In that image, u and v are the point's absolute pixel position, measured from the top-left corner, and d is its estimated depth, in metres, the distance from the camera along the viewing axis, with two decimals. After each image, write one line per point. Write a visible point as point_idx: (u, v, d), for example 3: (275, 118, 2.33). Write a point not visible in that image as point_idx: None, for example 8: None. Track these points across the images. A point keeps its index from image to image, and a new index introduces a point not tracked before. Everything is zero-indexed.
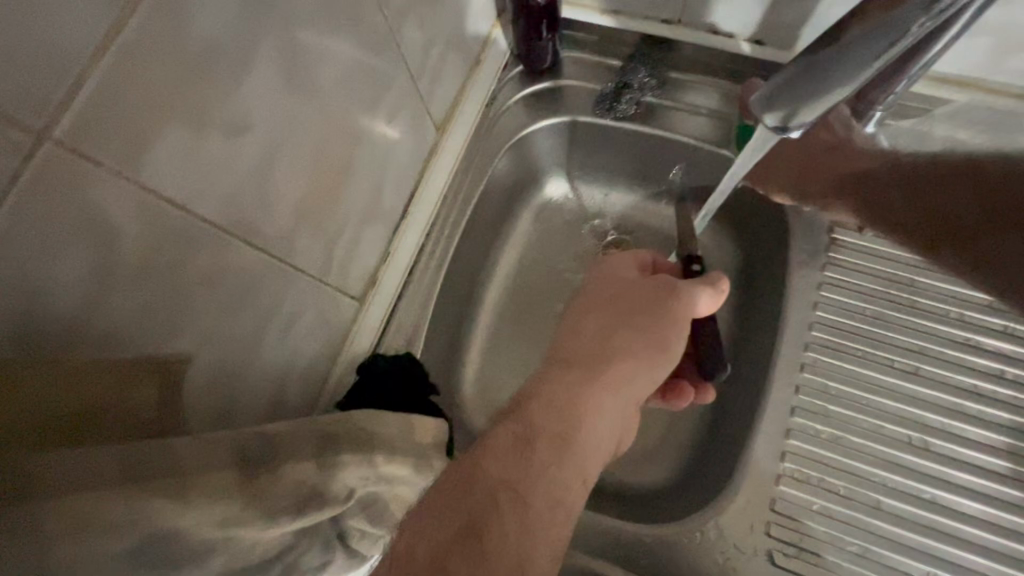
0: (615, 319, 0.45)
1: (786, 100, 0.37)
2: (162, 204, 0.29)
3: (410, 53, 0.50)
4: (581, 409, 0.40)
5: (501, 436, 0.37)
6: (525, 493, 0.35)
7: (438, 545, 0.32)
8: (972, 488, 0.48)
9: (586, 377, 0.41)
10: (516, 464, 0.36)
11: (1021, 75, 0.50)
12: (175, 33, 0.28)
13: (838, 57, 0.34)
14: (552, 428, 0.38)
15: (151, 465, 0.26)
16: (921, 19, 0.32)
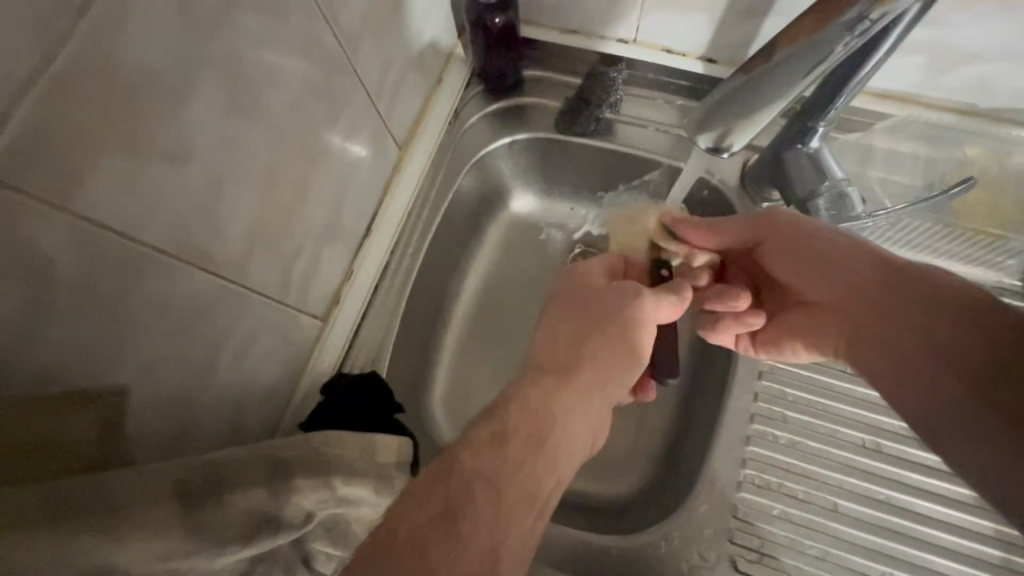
0: (586, 322, 0.46)
1: (719, 120, 0.40)
2: (99, 233, 0.29)
3: (365, 75, 0.50)
4: (551, 415, 0.39)
5: (480, 430, 0.37)
6: (500, 488, 0.34)
7: (415, 534, 0.31)
8: (925, 488, 0.50)
9: (556, 383, 0.42)
10: (496, 458, 0.35)
11: (955, 91, 0.53)
12: (108, 64, 0.28)
13: (768, 75, 0.36)
14: (530, 426, 0.38)
15: (85, 501, 0.26)
16: (846, 38, 0.32)
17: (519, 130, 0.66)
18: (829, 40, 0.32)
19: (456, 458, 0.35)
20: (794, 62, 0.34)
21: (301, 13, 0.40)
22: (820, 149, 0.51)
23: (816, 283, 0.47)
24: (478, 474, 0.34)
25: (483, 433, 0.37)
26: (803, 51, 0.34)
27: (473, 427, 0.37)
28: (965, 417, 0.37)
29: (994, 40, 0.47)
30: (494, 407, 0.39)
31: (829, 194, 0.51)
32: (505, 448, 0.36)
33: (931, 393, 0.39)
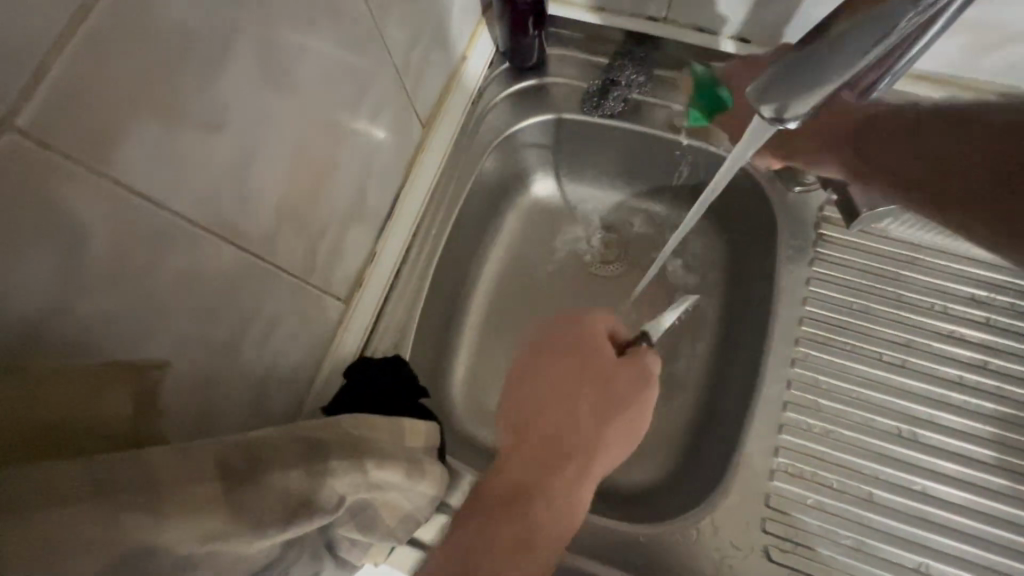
0: (599, 406, 0.45)
1: (776, 94, 0.35)
2: (134, 200, 0.28)
3: (391, 49, 0.48)
4: (575, 514, 0.41)
5: (492, 533, 0.39)
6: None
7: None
8: (960, 478, 0.49)
9: (581, 474, 0.43)
10: (515, 564, 0.38)
11: (997, 73, 0.52)
12: (144, 22, 0.26)
13: (823, 57, 0.33)
14: (553, 530, 0.40)
15: (120, 480, 0.24)
16: (909, 15, 0.30)
17: (543, 111, 0.65)
18: (893, 18, 0.30)
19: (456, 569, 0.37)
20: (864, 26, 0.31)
21: None
22: None
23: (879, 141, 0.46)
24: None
25: (485, 540, 0.38)
26: (864, 27, 0.31)
27: (480, 530, 0.39)
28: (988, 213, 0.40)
29: None
30: (498, 506, 0.40)
31: None
32: (529, 556, 0.38)
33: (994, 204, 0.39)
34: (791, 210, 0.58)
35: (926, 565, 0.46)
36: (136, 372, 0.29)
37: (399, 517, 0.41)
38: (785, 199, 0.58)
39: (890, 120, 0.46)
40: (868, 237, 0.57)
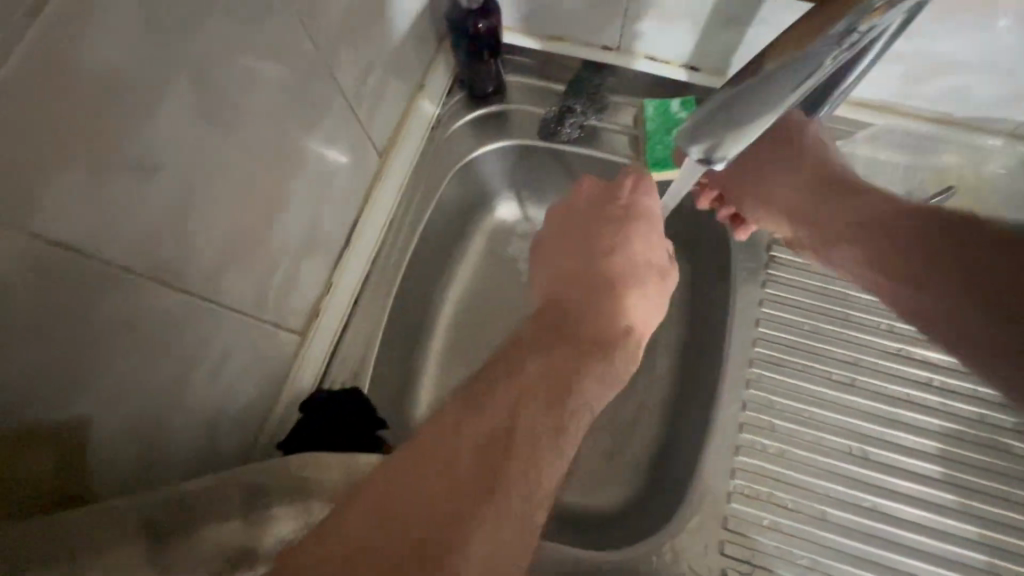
0: (661, 274, 0.44)
1: (711, 128, 0.35)
2: (58, 250, 0.27)
3: (343, 80, 0.48)
4: (635, 366, 0.38)
5: (583, 362, 0.35)
6: (593, 419, 0.34)
7: (529, 437, 0.29)
8: (910, 493, 0.50)
9: (640, 342, 0.40)
10: (601, 393, 0.35)
11: (933, 102, 0.54)
12: (62, 72, 0.25)
13: (750, 93, 0.33)
14: (627, 366, 0.37)
15: (35, 548, 0.24)
16: (833, 53, 0.31)
17: (502, 137, 0.65)
18: (819, 55, 0.31)
19: (551, 383, 0.33)
20: (785, 66, 0.32)
21: (280, 17, 0.38)
22: None
23: (854, 205, 0.48)
24: (581, 400, 0.33)
25: (576, 364, 0.34)
26: (791, 65, 0.32)
27: (570, 362, 0.34)
28: (983, 310, 0.41)
29: (971, 51, 0.48)
30: (583, 328, 0.38)
31: None
32: (610, 388, 0.35)
33: (972, 304, 0.41)
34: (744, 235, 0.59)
35: None
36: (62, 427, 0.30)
37: None
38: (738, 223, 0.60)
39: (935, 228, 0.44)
40: None
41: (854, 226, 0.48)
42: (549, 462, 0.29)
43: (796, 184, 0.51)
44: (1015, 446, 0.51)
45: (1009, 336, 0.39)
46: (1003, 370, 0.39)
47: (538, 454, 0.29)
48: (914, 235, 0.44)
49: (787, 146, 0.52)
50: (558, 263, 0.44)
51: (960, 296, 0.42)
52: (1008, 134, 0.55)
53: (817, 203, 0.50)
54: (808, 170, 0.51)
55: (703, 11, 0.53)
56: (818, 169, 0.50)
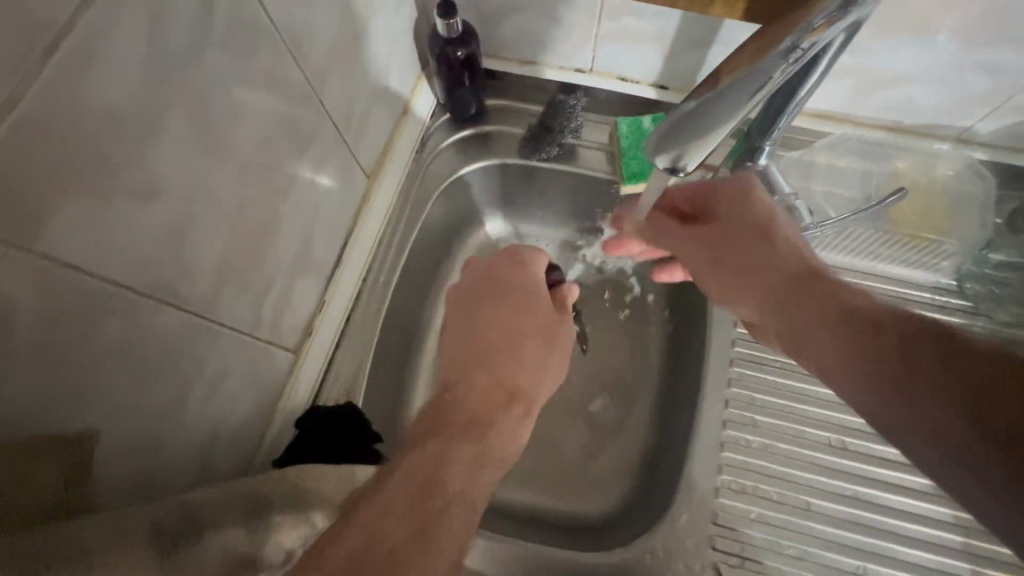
0: (547, 341, 0.48)
1: (671, 141, 0.38)
2: (68, 271, 0.28)
3: (331, 107, 0.51)
4: (516, 444, 0.41)
5: (454, 449, 0.37)
6: (474, 506, 0.35)
7: (393, 538, 0.31)
8: (888, 481, 0.52)
9: (523, 415, 0.43)
10: (475, 480, 0.36)
11: (883, 111, 0.58)
12: (75, 103, 0.27)
13: (702, 106, 0.35)
14: (503, 445, 0.40)
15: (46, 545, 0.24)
16: (778, 67, 0.34)
17: (484, 157, 0.68)
18: (768, 69, 0.34)
19: (421, 477, 0.34)
20: (742, 83, 0.34)
21: (271, 49, 0.41)
22: (768, 165, 0.55)
23: (800, 287, 0.40)
24: (452, 494, 0.34)
25: (448, 452, 0.36)
26: (744, 79, 0.34)
27: (441, 450, 0.36)
28: (945, 415, 0.31)
29: (912, 65, 0.52)
30: (463, 409, 0.41)
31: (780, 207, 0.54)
32: (486, 473, 0.37)
33: (925, 395, 0.32)
34: None
35: (863, 566, 0.49)
36: (62, 442, 0.30)
37: None
38: None
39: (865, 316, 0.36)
40: None
41: (799, 309, 0.39)
42: (418, 563, 0.30)
43: (734, 255, 0.43)
44: None
45: (977, 446, 0.29)
46: (959, 476, 0.30)
47: (399, 557, 0.30)
48: (864, 327, 0.36)
49: (728, 218, 0.44)
50: (454, 339, 0.48)
51: (912, 400, 0.32)
52: (955, 139, 0.59)
53: (755, 279, 0.42)
54: (749, 241, 0.43)
55: (669, 33, 0.56)
56: (758, 243, 0.42)
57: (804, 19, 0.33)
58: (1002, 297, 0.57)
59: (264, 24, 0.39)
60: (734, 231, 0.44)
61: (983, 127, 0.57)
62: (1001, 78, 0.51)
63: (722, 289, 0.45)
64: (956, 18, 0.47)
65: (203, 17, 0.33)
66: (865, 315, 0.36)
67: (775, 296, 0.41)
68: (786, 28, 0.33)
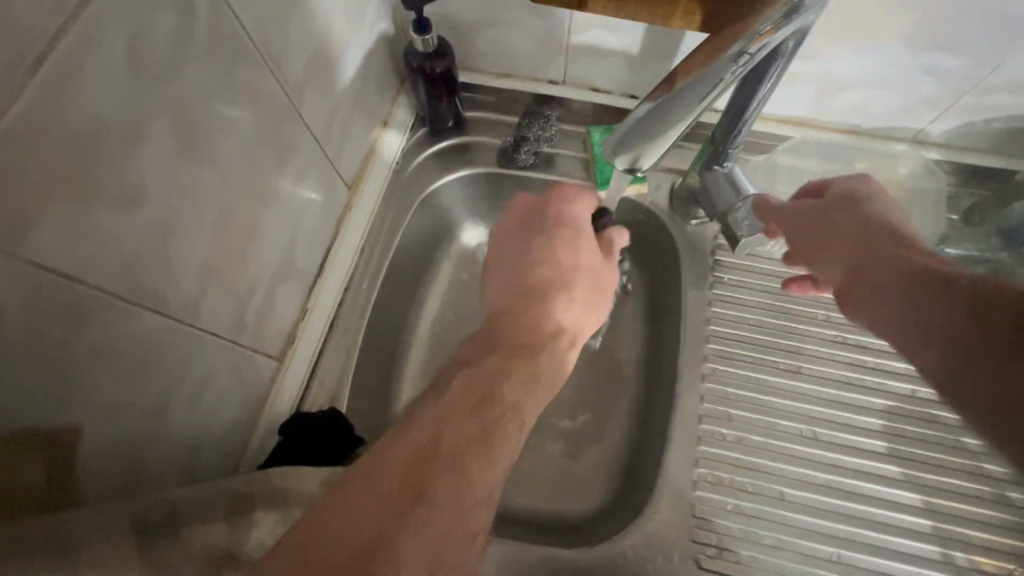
0: (592, 282, 0.49)
1: (631, 141, 0.40)
2: (55, 278, 0.30)
3: (311, 120, 0.53)
4: (564, 371, 0.44)
5: (506, 372, 0.40)
6: (525, 421, 0.38)
7: (457, 440, 0.34)
8: (859, 469, 0.54)
9: (571, 343, 0.46)
10: (528, 398, 0.39)
11: (842, 115, 0.61)
12: (61, 118, 0.28)
13: (660, 108, 0.37)
14: (553, 369, 0.42)
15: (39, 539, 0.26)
16: (728, 70, 0.36)
17: (464, 167, 0.70)
18: (718, 73, 0.36)
19: (476, 393, 0.37)
20: (695, 87, 0.36)
21: (251, 65, 0.42)
22: (733, 168, 0.57)
23: (883, 256, 0.43)
24: (505, 406, 0.37)
25: (501, 373, 0.39)
26: (699, 81, 0.36)
27: (494, 374, 0.39)
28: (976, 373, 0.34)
29: (864, 71, 0.55)
30: (517, 336, 0.43)
31: (745, 207, 0.55)
32: (536, 391, 0.40)
33: (968, 351, 0.34)
34: (687, 234, 0.65)
35: (837, 552, 0.50)
36: (52, 441, 0.32)
37: None
38: (684, 231, 0.65)
39: (939, 278, 0.39)
40: (759, 258, 0.63)
41: (871, 275, 0.43)
42: (481, 463, 0.34)
43: (819, 233, 0.48)
44: (948, 418, 0.56)
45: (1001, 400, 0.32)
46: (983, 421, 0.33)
47: (465, 454, 0.33)
48: (929, 286, 0.38)
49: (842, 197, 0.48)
50: (496, 283, 0.49)
51: (954, 355, 0.35)
52: (911, 140, 0.62)
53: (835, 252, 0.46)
54: (843, 222, 0.47)
55: (636, 45, 0.59)
56: (856, 220, 0.46)
57: (751, 26, 0.35)
58: None
59: (244, 39, 0.41)
60: (831, 215, 0.48)
61: (934, 128, 0.60)
62: (946, 81, 0.54)
63: (814, 255, 0.48)
64: (901, 26, 0.50)
65: (184, 36, 0.35)
66: (937, 278, 0.39)
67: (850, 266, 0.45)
68: (735, 34, 0.36)
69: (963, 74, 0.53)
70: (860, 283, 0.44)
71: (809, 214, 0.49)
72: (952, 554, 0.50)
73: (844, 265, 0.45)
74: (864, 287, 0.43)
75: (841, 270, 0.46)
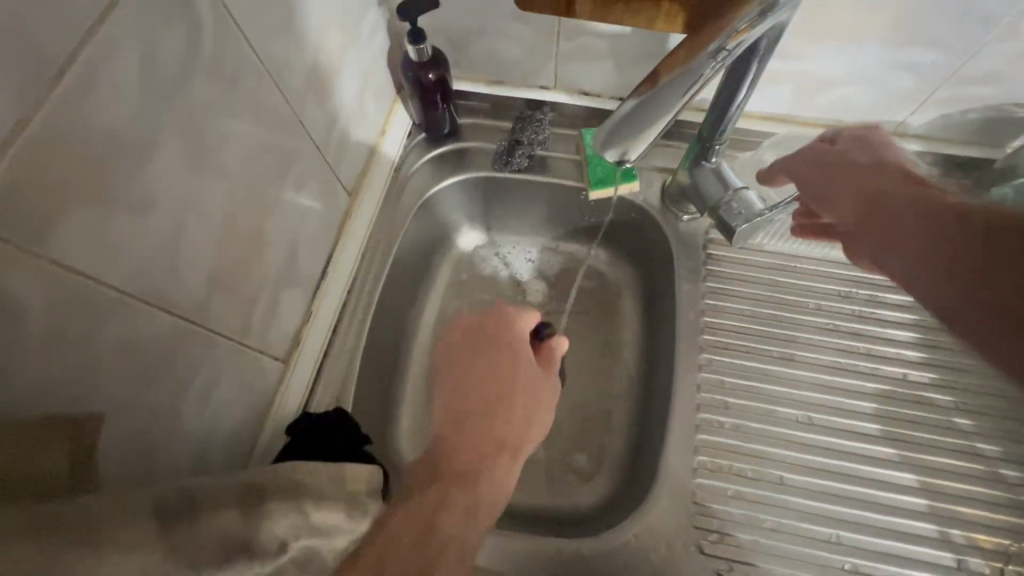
0: (531, 400, 0.54)
1: (617, 137, 0.42)
2: (73, 278, 0.31)
3: (312, 129, 0.54)
4: (500, 499, 0.47)
5: (447, 499, 0.43)
6: (465, 556, 0.41)
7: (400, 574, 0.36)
8: (856, 452, 0.55)
9: (509, 468, 0.49)
10: (469, 525, 0.43)
11: (823, 111, 0.63)
12: (80, 125, 0.30)
13: (644, 104, 0.39)
14: (492, 496, 0.46)
15: (63, 517, 0.25)
16: (709, 66, 0.38)
17: (459, 172, 0.72)
18: (699, 69, 0.38)
19: (421, 518, 0.40)
20: (677, 83, 0.38)
21: (254, 77, 0.44)
22: (721, 163, 0.59)
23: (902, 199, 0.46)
24: (446, 535, 0.40)
25: (444, 500, 0.43)
26: (682, 78, 0.38)
27: (436, 502, 0.42)
28: None
29: (842, 68, 0.57)
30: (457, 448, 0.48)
31: (733, 200, 0.57)
32: (476, 519, 0.43)
33: None
34: (678, 231, 0.67)
35: (837, 534, 0.51)
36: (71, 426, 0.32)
37: None
38: (677, 228, 0.67)
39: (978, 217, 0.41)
40: (750, 251, 0.65)
41: (888, 208, 0.46)
42: None
43: (832, 174, 0.51)
44: (940, 400, 0.57)
45: None
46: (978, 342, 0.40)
47: None
48: (950, 218, 0.42)
49: (859, 152, 0.52)
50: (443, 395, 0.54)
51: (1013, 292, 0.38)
52: (891, 133, 0.64)
53: (845, 191, 0.50)
54: (858, 170, 0.50)
55: (623, 49, 0.61)
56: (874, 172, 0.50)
57: (729, 24, 0.37)
58: None
59: (247, 52, 0.43)
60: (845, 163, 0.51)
61: (914, 120, 0.62)
62: (922, 74, 0.56)
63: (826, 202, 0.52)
64: (876, 24, 0.52)
65: (191, 49, 0.37)
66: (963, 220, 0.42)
67: (865, 200, 0.48)
68: (714, 31, 0.38)
69: (938, 67, 0.55)
70: (882, 224, 0.47)
71: (825, 163, 0.52)
72: (948, 533, 0.51)
73: (865, 207, 0.48)
74: (888, 227, 0.46)
75: (859, 213, 0.48)
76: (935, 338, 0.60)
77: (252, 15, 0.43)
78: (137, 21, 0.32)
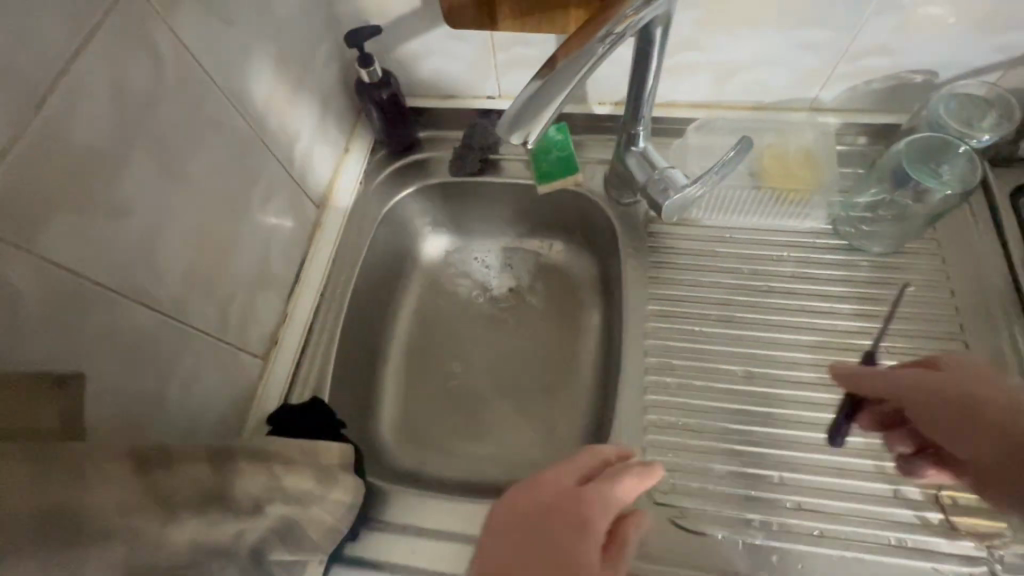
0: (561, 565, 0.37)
1: (521, 117, 0.46)
2: (59, 270, 0.37)
3: (276, 146, 0.61)
4: None
5: None
6: None
7: None
8: (794, 398, 0.59)
9: None
10: None
11: (742, 94, 0.69)
12: (62, 144, 0.36)
13: (542, 86, 0.45)
14: None
15: (61, 451, 0.30)
16: (599, 48, 0.45)
17: (421, 180, 0.78)
18: (589, 51, 0.44)
19: None
20: (574, 62, 0.44)
21: (216, 102, 0.51)
22: (646, 148, 0.65)
23: None
24: None
25: None
26: (578, 57, 0.44)
27: None
28: None
29: (749, 52, 0.63)
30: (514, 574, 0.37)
31: (657, 178, 0.63)
32: None
33: None
34: (624, 216, 0.72)
35: (777, 475, 0.56)
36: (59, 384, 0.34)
37: (323, 530, 0.49)
38: (620, 212, 0.73)
39: None
40: (689, 227, 0.70)
41: None
42: None
43: (928, 405, 0.45)
44: (871, 345, 0.61)
45: None
46: None
47: None
48: None
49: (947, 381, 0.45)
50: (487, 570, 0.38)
51: None
52: (809, 109, 0.70)
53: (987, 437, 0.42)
54: (919, 394, 0.46)
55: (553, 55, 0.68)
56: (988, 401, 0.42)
57: (617, 12, 0.44)
58: (876, 233, 0.65)
59: (210, 84, 0.50)
60: (926, 388, 0.45)
61: (827, 96, 0.68)
62: (822, 53, 0.62)
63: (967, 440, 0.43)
64: (767, 10, 0.58)
65: (156, 78, 0.44)
66: None
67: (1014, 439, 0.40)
68: (607, 15, 0.44)
69: (835, 44, 0.61)
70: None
71: (916, 391, 0.46)
72: (883, 465, 0.55)
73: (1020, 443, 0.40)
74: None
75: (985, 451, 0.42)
76: (866, 288, 0.64)
77: (211, 51, 0.50)
78: (107, 59, 0.39)
